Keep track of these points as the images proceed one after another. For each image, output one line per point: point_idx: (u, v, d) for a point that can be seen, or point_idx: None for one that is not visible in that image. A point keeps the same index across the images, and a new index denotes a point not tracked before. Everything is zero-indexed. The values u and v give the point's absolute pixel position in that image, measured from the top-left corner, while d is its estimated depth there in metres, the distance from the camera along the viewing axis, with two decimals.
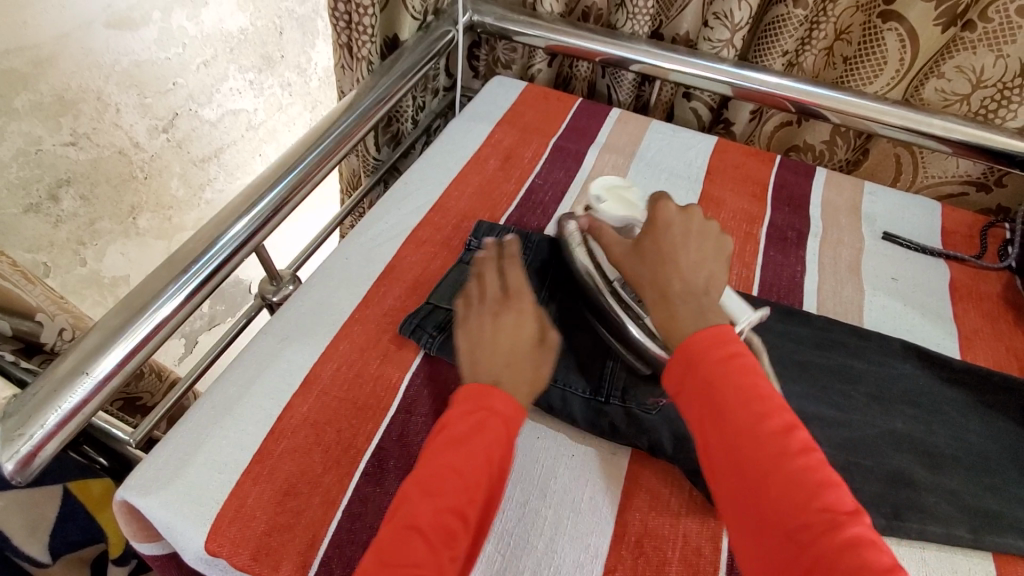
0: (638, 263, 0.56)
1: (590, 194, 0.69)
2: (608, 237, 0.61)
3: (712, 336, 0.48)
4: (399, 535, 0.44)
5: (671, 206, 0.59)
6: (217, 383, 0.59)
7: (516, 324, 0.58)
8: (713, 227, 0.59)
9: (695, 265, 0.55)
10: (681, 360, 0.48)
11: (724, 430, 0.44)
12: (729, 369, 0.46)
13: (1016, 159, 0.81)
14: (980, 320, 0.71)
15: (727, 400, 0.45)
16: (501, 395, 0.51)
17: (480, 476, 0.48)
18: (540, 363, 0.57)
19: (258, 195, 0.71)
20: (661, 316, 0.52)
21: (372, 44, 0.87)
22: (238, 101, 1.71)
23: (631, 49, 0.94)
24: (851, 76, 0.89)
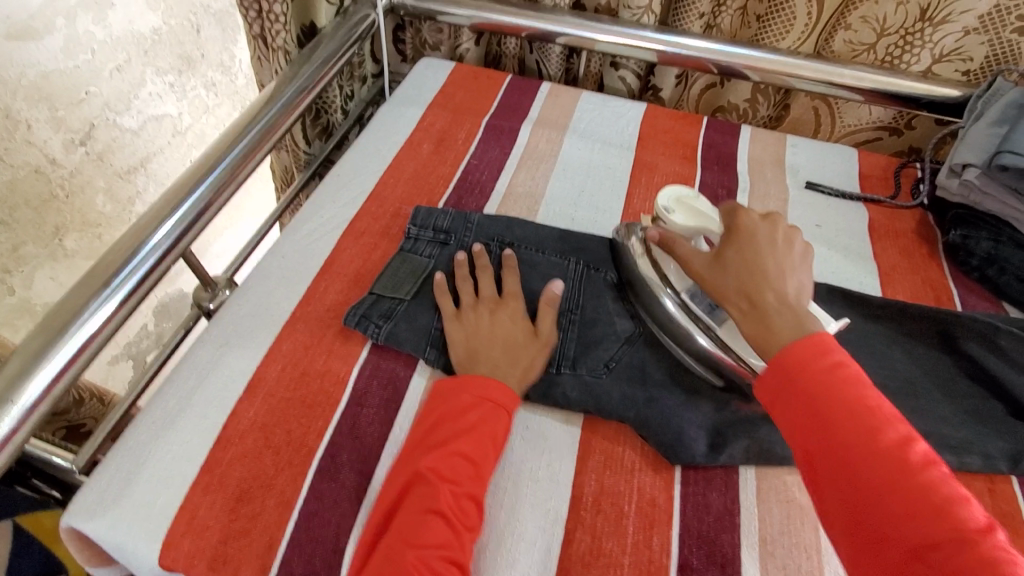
0: (723, 273, 0.54)
1: (656, 206, 0.63)
2: (683, 249, 0.58)
3: (810, 346, 0.47)
4: (416, 517, 0.47)
5: (750, 214, 0.57)
6: (156, 398, 0.57)
7: (510, 319, 0.61)
8: (798, 238, 0.56)
9: (784, 277, 0.52)
10: (774, 366, 0.47)
11: (828, 440, 0.43)
12: (834, 379, 0.45)
13: (922, 102, 0.86)
14: (897, 256, 0.75)
15: (835, 412, 0.44)
16: (501, 388, 0.55)
17: (487, 461, 0.51)
18: (535, 355, 0.59)
19: (177, 200, 0.68)
20: (750, 323, 0.51)
21: (287, 32, 0.84)
22: (161, 107, 1.59)
23: (554, 22, 0.94)
24: (765, 33, 0.92)
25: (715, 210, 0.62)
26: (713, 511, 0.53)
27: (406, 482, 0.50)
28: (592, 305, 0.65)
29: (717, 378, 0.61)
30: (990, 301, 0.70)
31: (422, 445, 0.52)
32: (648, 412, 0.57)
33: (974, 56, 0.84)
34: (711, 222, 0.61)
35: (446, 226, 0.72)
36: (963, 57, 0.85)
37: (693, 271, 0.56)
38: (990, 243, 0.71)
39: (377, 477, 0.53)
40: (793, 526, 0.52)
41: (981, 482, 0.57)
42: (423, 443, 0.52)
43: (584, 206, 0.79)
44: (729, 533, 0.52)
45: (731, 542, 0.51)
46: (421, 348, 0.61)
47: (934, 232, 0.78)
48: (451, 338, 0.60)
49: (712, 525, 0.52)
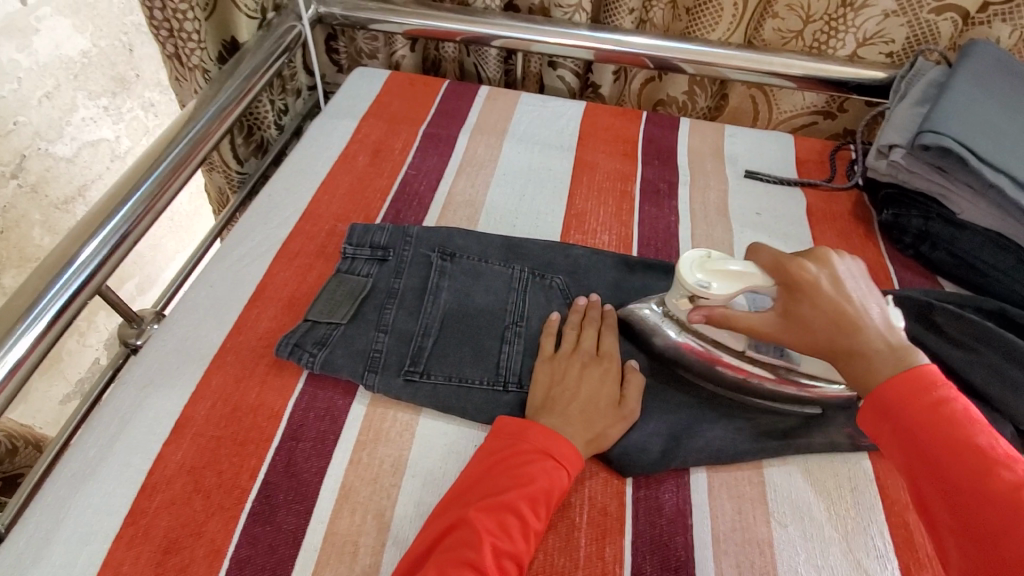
0: (806, 328, 0.50)
1: (687, 285, 0.55)
2: (745, 319, 0.53)
3: (906, 382, 0.43)
4: (452, 567, 0.43)
5: (798, 258, 0.53)
6: (75, 449, 0.53)
7: (600, 380, 0.57)
8: (858, 267, 0.53)
9: (865, 309, 0.49)
10: (874, 412, 0.44)
11: (938, 483, 0.39)
12: (935, 415, 0.41)
13: (851, 85, 0.87)
14: (836, 239, 0.76)
15: (937, 452, 0.40)
16: (563, 441, 0.51)
17: (537, 516, 0.47)
18: (611, 425, 0.54)
19: (89, 232, 0.64)
20: (854, 373, 0.47)
21: (203, 50, 0.81)
22: (96, 131, 1.33)
23: (488, 25, 0.93)
24: (696, 25, 0.92)
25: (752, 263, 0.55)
26: (665, 513, 0.52)
27: (449, 528, 0.47)
28: (538, 315, 0.64)
29: (663, 378, 0.60)
30: (925, 277, 0.72)
31: (476, 490, 0.49)
32: None
33: (896, 38, 0.86)
34: (754, 277, 0.54)
35: (384, 242, 0.68)
36: (885, 39, 0.87)
37: (766, 334, 0.52)
38: (920, 220, 0.71)
39: (315, 514, 0.50)
40: (745, 521, 0.52)
41: None
42: (474, 489, 0.49)
43: (525, 211, 0.78)
44: (682, 535, 0.51)
45: (683, 545, 0.50)
46: (359, 373, 0.58)
47: (870, 213, 0.79)
48: (535, 379, 0.57)
49: (664, 528, 0.51)
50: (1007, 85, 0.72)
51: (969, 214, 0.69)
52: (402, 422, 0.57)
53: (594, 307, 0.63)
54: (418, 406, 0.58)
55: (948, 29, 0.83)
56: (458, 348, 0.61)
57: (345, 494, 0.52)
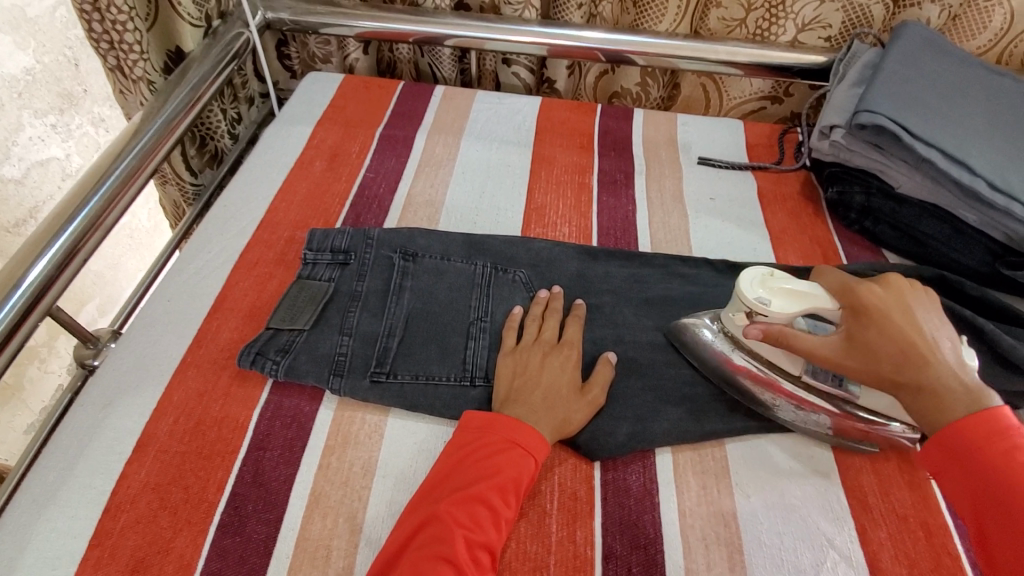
0: (869, 359, 0.49)
1: (748, 301, 0.54)
2: (804, 342, 0.52)
3: (986, 428, 0.44)
4: (426, 562, 0.44)
5: (868, 285, 0.52)
6: (34, 474, 0.52)
7: (561, 369, 0.58)
8: (925, 294, 0.53)
9: (935, 346, 0.49)
10: (947, 448, 0.45)
11: (1012, 524, 0.42)
12: (1014, 459, 0.43)
13: (794, 70, 0.90)
14: (787, 219, 0.79)
15: (1007, 494, 0.42)
16: (527, 428, 0.52)
17: (508, 504, 0.48)
18: (575, 410, 0.55)
19: (35, 253, 0.62)
20: (924, 412, 0.47)
21: (146, 62, 0.79)
22: (44, 150, 1.09)
23: (440, 24, 0.93)
24: (645, 18, 0.94)
25: (818, 284, 0.55)
26: (633, 493, 0.54)
27: (421, 524, 0.47)
28: (501, 309, 0.65)
29: (627, 364, 0.61)
30: (870, 251, 0.75)
31: (445, 486, 0.49)
32: None
33: (832, 23, 0.89)
34: (820, 299, 0.53)
35: (345, 246, 0.68)
36: (822, 25, 0.90)
37: (828, 360, 0.51)
38: (863, 195, 0.75)
39: (286, 522, 0.50)
40: (709, 495, 0.54)
41: None
42: (444, 484, 0.50)
43: (486, 207, 0.79)
44: (650, 513, 0.52)
45: (652, 522, 0.52)
46: (325, 378, 0.58)
47: (817, 192, 0.82)
48: (500, 371, 0.58)
49: (632, 508, 0.53)
50: (936, 63, 0.76)
51: (907, 187, 0.73)
52: (371, 424, 0.57)
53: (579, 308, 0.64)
54: (387, 406, 0.58)
55: (879, 12, 0.87)
56: (423, 347, 0.61)
57: (316, 498, 0.52)
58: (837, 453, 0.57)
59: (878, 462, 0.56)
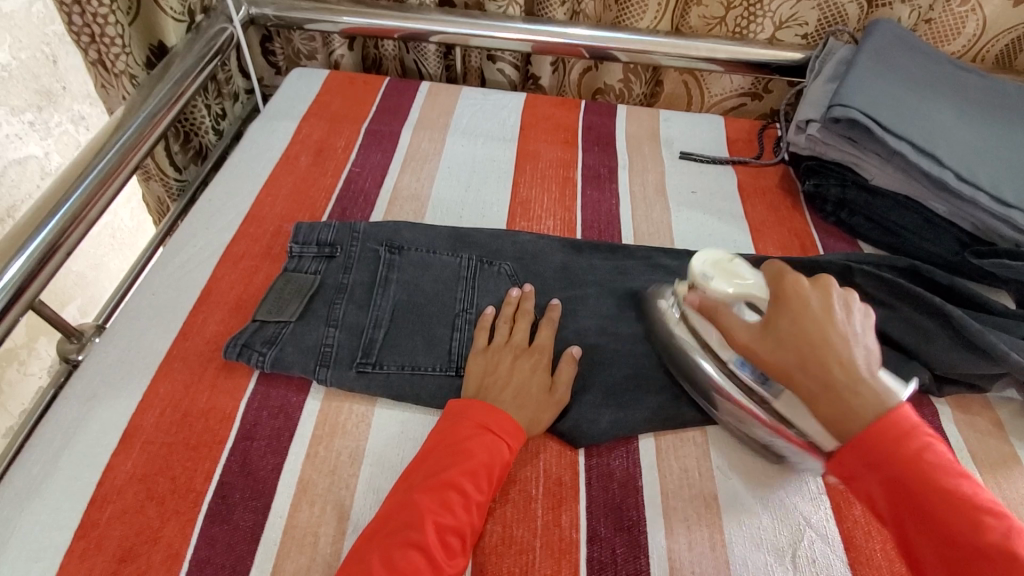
0: (778, 348, 0.48)
1: (693, 271, 0.58)
2: (727, 319, 0.54)
3: (896, 430, 0.42)
4: (398, 548, 0.45)
5: (795, 276, 0.51)
6: (18, 468, 0.52)
7: (531, 371, 0.58)
8: (855, 299, 0.50)
9: (850, 344, 0.47)
10: (864, 455, 0.43)
11: (924, 529, 0.40)
12: (923, 463, 0.41)
13: (772, 67, 0.92)
14: (765, 211, 0.81)
15: (928, 497, 0.40)
16: (500, 415, 0.54)
17: (481, 489, 0.49)
18: (543, 411, 0.56)
19: (16, 248, 0.62)
20: (825, 408, 0.46)
21: (128, 55, 0.79)
22: (23, 148, 1.08)
23: (424, 21, 0.93)
24: (626, 15, 0.95)
25: (760, 274, 0.55)
26: (617, 478, 0.55)
27: (392, 510, 0.48)
28: (486, 301, 0.66)
29: (612, 353, 0.62)
30: (847, 242, 0.77)
31: (420, 473, 0.50)
32: None
33: (808, 20, 0.91)
34: (757, 286, 0.54)
35: (331, 239, 0.68)
36: (799, 23, 0.92)
37: (739, 342, 0.52)
38: (838, 188, 0.77)
39: (273, 509, 0.51)
40: (691, 478, 0.55)
41: None
42: (419, 470, 0.51)
43: (471, 201, 0.80)
44: (633, 497, 0.54)
45: (635, 505, 0.53)
46: (310, 369, 0.58)
47: (796, 185, 0.84)
48: (469, 369, 0.58)
49: (616, 491, 0.54)
50: (907, 60, 0.78)
51: (880, 179, 0.75)
52: (357, 413, 0.58)
53: (554, 308, 0.64)
54: (373, 396, 0.59)
55: (854, 11, 0.89)
56: (409, 337, 0.62)
57: (303, 488, 0.52)
58: None
59: None
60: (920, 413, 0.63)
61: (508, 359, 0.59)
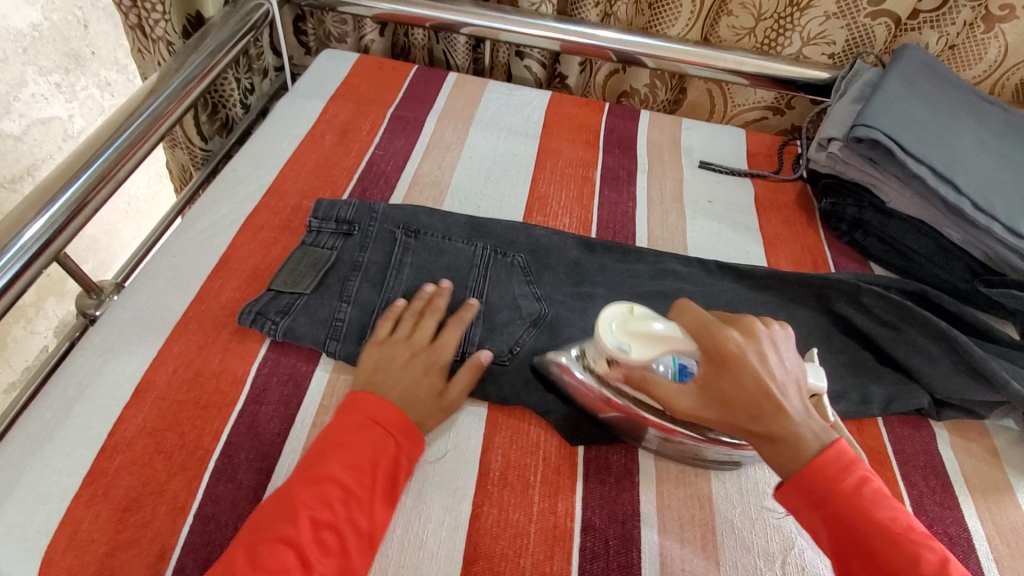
0: (722, 405, 0.48)
1: (607, 347, 0.51)
2: (659, 389, 0.49)
3: (834, 469, 0.45)
4: (268, 543, 0.44)
5: (723, 330, 0.49)
6: (31, 413, 0.53)
7: (423, 373, 0.57)
8: (779, 333, 0.51)
9: (786, 388, 0.48)
10: (811, 498, 0.45)
11: (871, 565, 0.43)
12: (862, 498, 0.44)
13: (798, 84, 0.93)
14: (781, 226, 0.81)
15: (868, 533, 0.43)
16: (389, 409, 0.53)
17: (362, 485, 0.48)
18: (429, 415, 0.55)
19: (45, 200, 0.63)
20: (779, 459, 0.46)
21: (168, 23, 0.81)
22: (47, 109, 1.20)
23: (457, 12, 0.94)
24: (658, 21, 0.96)
25: (676, 325, 0.51)
26: (614, 472, 0.56)
27: (268, 503, 0.47)
28: (497, 291, 0.66)
29: None
30: (859, 262, 0.78)
31: (301, 465, 0.50)
32: (551, 397, 0.59)
33: (836, 40, 0.92)
34: (679, 341, 0.50)
35: (350, 217, 0.69)
36: (827, 41, 0.93)
37: (683, 412, 0.48)
38: (855, 208, 0.78)
39: (276, 472, 0.52)
40: (687, 478, 0.56)
41: (850, 424, 0.63)
42: (303, 463, 0.50)
43: (490, 193, 0.81)
44: (629, 491, 0.54)
45: (630, 500, 0.54)
46: (321, 341, 0.59)
47: (812, 203, 0.85)
48: (362, 362, 0.57)
49: (613, 485, 0.55)
50: (932, 86, 0.79)
51: (897, 203, 0.76)
52: None
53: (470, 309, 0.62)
54: None
55: (882, 33, 0.90)
56: None
57: None
58: None
59: None
60: (917, 435, 0.63)
61: (402, 358, 0.57)
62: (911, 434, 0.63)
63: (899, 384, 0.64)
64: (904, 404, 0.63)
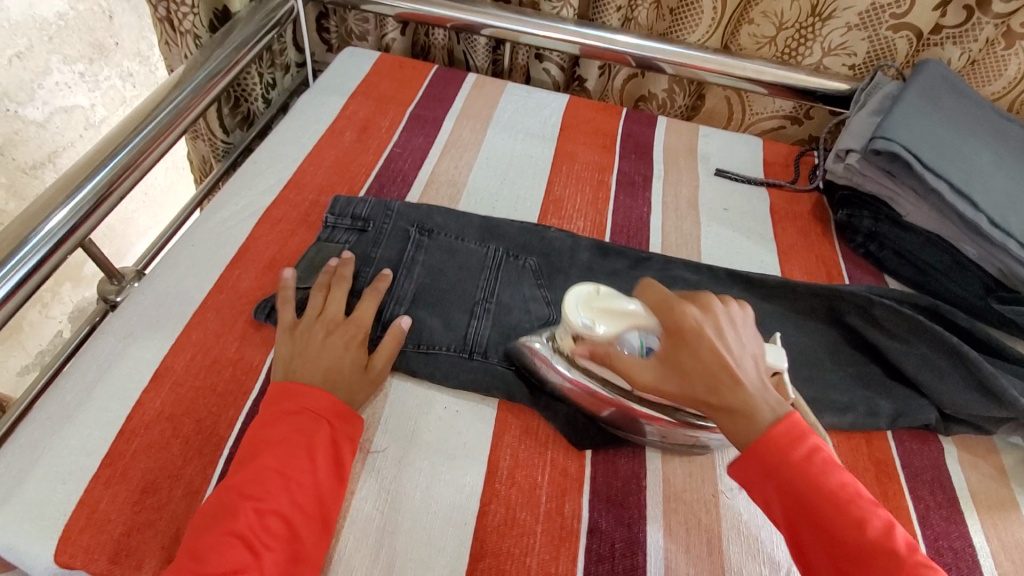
0: (680, 381, 0.47)
1: (571, 323, 0.53)
2: (623, 362, 0.50)
3: (785, 439, 0.44)
4: (214, 540, 0.44)
5: (683, 304, 0.49)
6: (52, 393, 0.54)
7: (343, 347, 0.57)
8: (739, 308, 0.50)
9: (742, 362, 0.47)
10: (765, 471, 0.44)
11: (824, 536, 0.42)
12: (812, 468, 0.43)
13: (817, 95, 0.93)
14: (795, 236, 0.81)
15: (820, 504, 0.42)
16: (317, 394, 0.53)
17: (300, 470, 0.49)
18: (359, 390, 0.56)
19: (73, 186, 0.65)
20: (739, 433, 0.45)
21: (195, 16, 0.83)
22: (70, 97, 1.23)
23: (478, 13, 0.95)
24: (678, 27, 0.97)
25: (641, 301, 0.52)
26: (622, 475, 0.56)
27: (208, 503, 0.47)
28: (509, 292, 0.67)
29: None
30: (873, 275, 0.78)
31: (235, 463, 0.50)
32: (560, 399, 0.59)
33: (857, 52, 0.92)
34: (641, 317, 0.51)
35: (366, 213, 0.70)
36: (848, 52, 0.92)
37: (644, 385, 0.49)
38: (870, 221, 0.78)
39: None
40: (695, 484, 0.56)
41: (859, 437, 0.63)
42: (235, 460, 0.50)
43: (505, 194, 0.81)
44: (635, 495, 0.55)
45: (637, 503, 0.54)
46: None
47: (828, 214, 0.85)
48: (277, 353, 0.57)
49: (620, 488, 0.55)
50: (952, 101, 0.79)
51: (914, 216, 0.76)
52: None
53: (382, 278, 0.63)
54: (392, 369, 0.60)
55: (904, 46, 0.90)
56: (429, 317, 0.63)
57: None
58: None
59: (858, 473, 0.60)
60: (926, 449, 0.63)
61: (320, 335, 0.58)
62: (919, 449, 0.63)
63: (908, 400, 0.64)
64: (913, 419, 0.63)
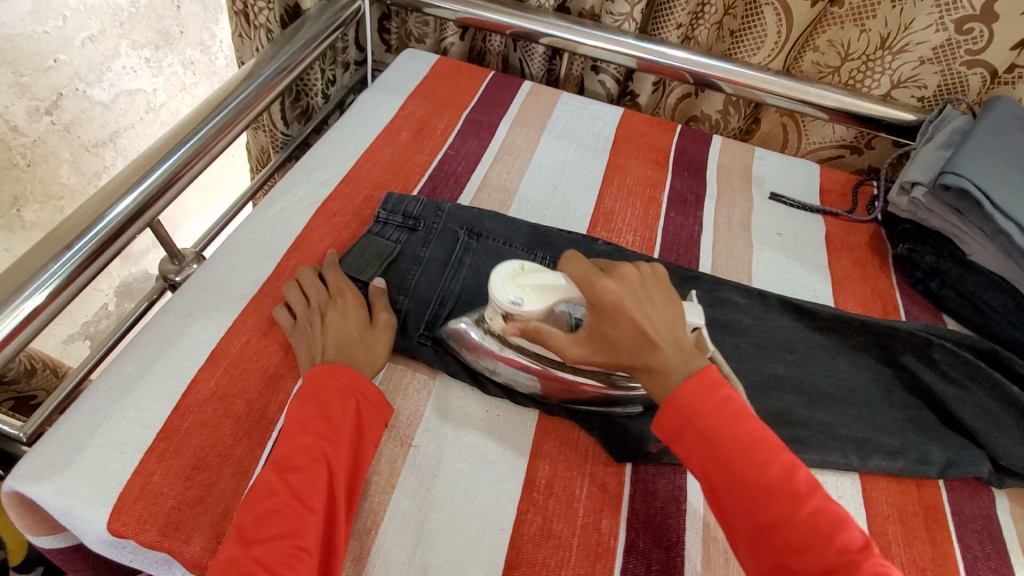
0: (606, 349, 0.51)
1: (500, 303, 0.53)
2: (556, 340, 0.52)
3: (697, 386, 0.47)
4: (261, 512, 0.45)
5: (602, 278, 0.51)
6: (114, 365, 0.56)
7: (342, 315, 0.59)
8: (653, 274, 0.54)
9: (658, 326, 0.50)
10: (675, 416, 0.47)
11: (728, 477, 0.45)
12: (721, 414, 0.47)
13: (881, 123, 0.90)
14: (851, 267, 0.79)
15: (726, 447, 0.45)
16: (346, 371, 0.54)
17: (337, 444, 0.50)
18: (377, 343, 0.59)
19: (148, 167, 0.68)
20: (657, 388, 0.49)
21: (270, 11, 0.86)
22: (135, 81, 1.28)
23: (539, 22, 0.96)
24: (738, 48, 0.95)
25: (562, 276, 0.54)
26: (661, 497, 0.55)
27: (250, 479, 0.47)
28: None
29: None
30: (931, 313, 0.76)
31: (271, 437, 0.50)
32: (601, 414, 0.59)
33: (928, 84, 0.89)
34: (567, 290, 0.53)
35: (417, 213, 0.71)
36: (918, 85, 0.90)
37: (576, 358, 0.52)
38: (932, 257, 0.75)
39: None
40: None
41: (910, 480, 0.60)
42: None
43: (555, 204, 0.81)
44: (674, 518, 0.54)
45: (675, 527, 0.53)
46: None
47: (886, 247, 0.83)
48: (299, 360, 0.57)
49: (658, 509, 0.54)
50: None
51: (978, 256, 0.73)
52: (419, 380, 0.60)
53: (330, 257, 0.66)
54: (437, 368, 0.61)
55: (976, 83, 0.87)
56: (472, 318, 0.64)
57: None
58: (868, 500, 0.58)
59: (906, 517, 0.57)
60: (978, 499, 0.60)
61: (320, 316, 0.59)
62: (971, 498, 0.60)
63: (961, 447, 0.62)
64: (966, 467, 0.60)
